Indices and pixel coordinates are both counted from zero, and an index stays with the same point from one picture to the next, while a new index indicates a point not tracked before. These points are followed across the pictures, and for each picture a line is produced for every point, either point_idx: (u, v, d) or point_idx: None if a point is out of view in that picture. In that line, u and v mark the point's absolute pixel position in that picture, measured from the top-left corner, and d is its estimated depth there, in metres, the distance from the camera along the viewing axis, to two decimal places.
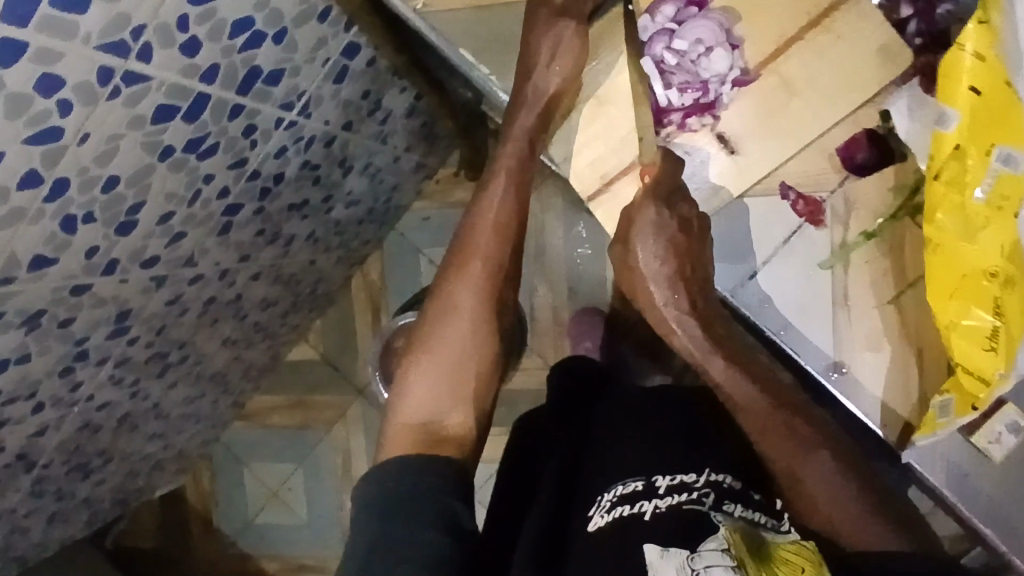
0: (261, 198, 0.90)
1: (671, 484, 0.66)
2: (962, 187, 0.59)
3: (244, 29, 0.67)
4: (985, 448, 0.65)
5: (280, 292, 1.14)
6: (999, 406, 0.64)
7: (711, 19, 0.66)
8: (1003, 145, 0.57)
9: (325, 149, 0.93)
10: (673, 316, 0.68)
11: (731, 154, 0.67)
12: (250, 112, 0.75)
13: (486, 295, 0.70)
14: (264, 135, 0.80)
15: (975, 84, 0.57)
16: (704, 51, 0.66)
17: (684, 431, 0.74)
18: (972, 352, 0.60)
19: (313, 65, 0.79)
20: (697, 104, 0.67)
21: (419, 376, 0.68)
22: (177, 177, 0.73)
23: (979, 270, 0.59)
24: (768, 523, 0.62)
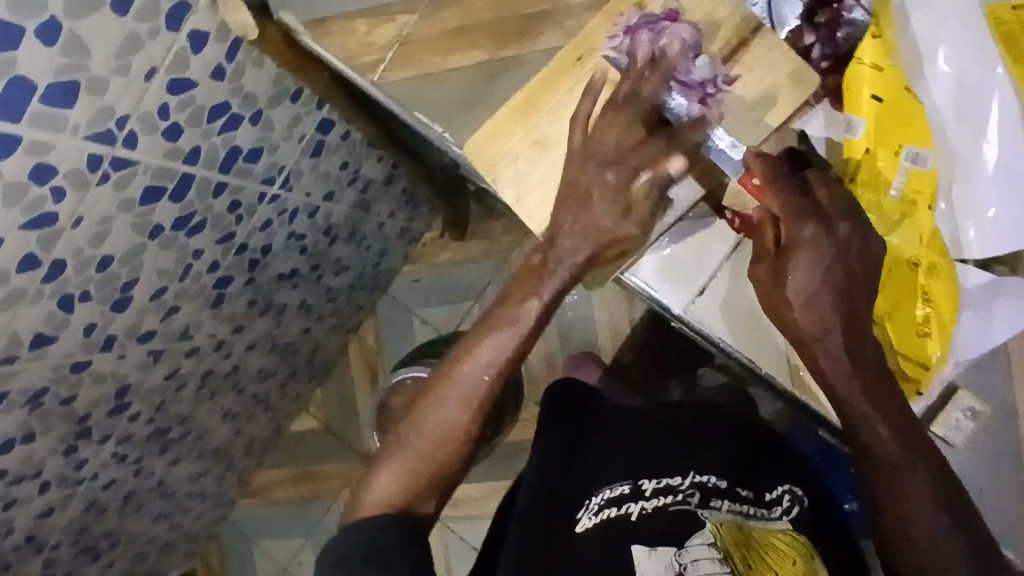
0: (250, 270, 0.95)
1: (656, 487, 0.71)
2: (878, 186, 0.64)
3: (222, 113, 0.73)
4: (946, 435, 0.65)
5: (277, 362, 1.18)
6: (953, 392, 0.65)
7: (683, 30, 0.61)
8: (909, 146, 0.64)
9: (309, 220, 0.99)
10: (815, 321, 0.60)
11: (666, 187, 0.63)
12: (233, 188, 0.82)
13: (474, 429, 0.63)
14: (248, 209, 0.86)
15: (875, 92, 0.64)
16: (692, 55, 0.61)
17: (675, 433, 0.78)
18: (908, 339, 0.64)
19: (290, 141, 0.85)
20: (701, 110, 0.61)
21: (404, 455, 0.64)
22: (167, 254, 0.79)
23: (904, 261, 0.64)
24: (757, 513, 0.70)
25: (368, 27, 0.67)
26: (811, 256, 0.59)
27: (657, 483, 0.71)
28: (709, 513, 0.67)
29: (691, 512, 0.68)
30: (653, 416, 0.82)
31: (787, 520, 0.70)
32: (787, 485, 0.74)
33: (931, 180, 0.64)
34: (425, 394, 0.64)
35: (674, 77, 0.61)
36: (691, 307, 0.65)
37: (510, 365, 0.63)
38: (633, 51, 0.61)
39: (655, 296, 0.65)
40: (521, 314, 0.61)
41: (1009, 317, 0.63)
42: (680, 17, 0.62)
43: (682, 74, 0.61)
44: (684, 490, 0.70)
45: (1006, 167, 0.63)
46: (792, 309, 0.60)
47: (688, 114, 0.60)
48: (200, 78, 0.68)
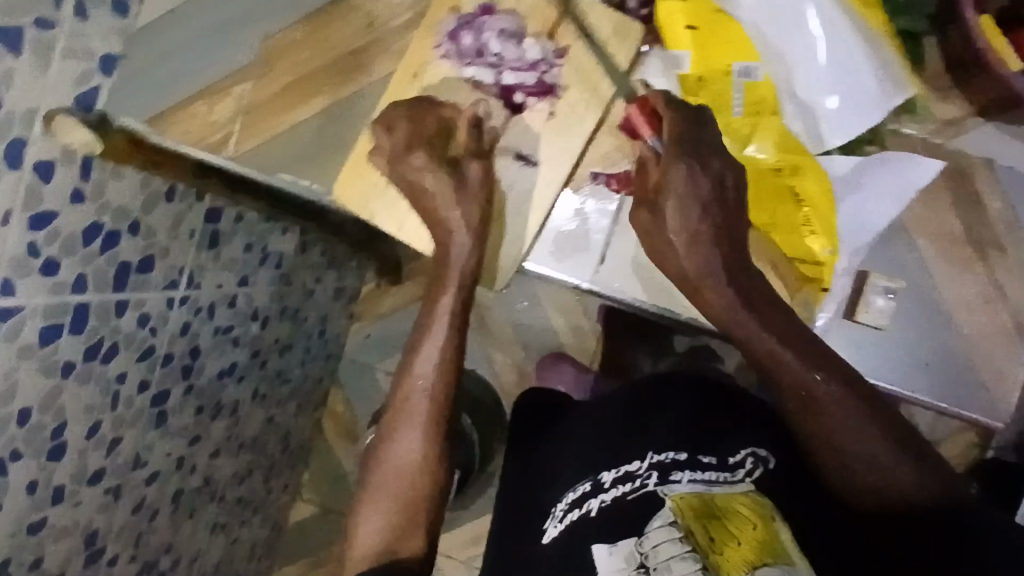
0: (185, 377, 0.94)
1: (615, 477, 0.72)
2: (722, 106, 0.71)
3: (96, 234, 0.72)
4: (867, 319, 0.73)
5: (250, 459, 1.16)
6: (867, 277, 0.74)
7: (504, 20, 0.67)
8: (739, 62, 0.71)
9: (230, 310, 0.99)
10: (698, 261, 0.67)
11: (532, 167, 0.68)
12: (135, 303, 0.81)
13: (437, 446, 0.70)
14: (159, 319, 0.86)
15: (690, 24, 0.69)
16: (517, 41, 0.67)
17: (635, 412, 0.79)
18: (795, 237, 0.71)
19: (180, 240, 0.85)
20: (537, 86, 0.67)
21: (376, 506, 0.68)
22: (88, 388, 0.78)
23: (767, 171, 0.71)
24: (721, 477, 0.69)
25: (206, 106, 0.66)
26: (682, 185, 0.67)
27: (614, 473, 0.73)
28: (668, 489, 0.68)
29: (650, 494, 0.68)
30: (613, 397, 0.83)
31: (750, 481, 0.69)
32: (751, 447, 0.73)
33: (766, 88, 0.71)
34: (387, 434, 0.71)
35: (506, 62, 0.67)
36: (596, 276, 0.72)
37: (448, 373, 0.71)
38: (463, 59, 0.67)
39: (561, 277, 0.73)
40: (436, 314, 0.72)
41: (885, 206, 0.73)
42: (493, 9, 0.67)
43: (512, 59, 0.67)
44: (641, 474, 0.71)
45: (836, 47, 0.71)
46: (677, 254, 0.68)
47: (537, 100, 0.67)
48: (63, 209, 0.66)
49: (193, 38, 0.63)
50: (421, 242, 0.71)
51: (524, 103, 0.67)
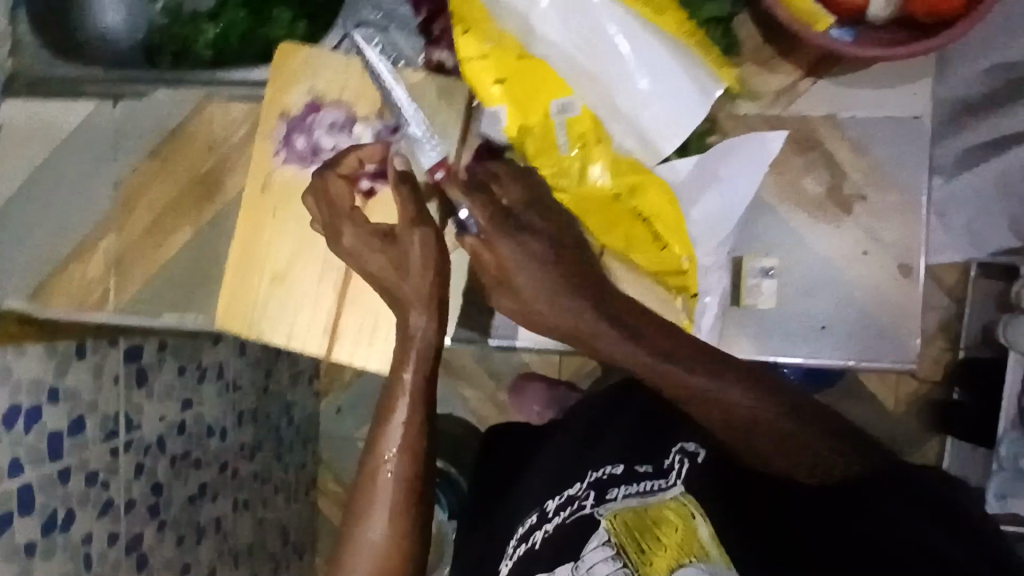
0: (155, 514, 0.95)
1: (558, 504, 0.69)
2: (545, 154, 0.55)
3: (16, 416, 0.73)
4: (753, 304, 0.61)
5: (252, 566, 1.17)
6: (740, 262, 0.61)
7: (335, 117, 0.62)
8: (556, 99, 0.55)
9: (182, 435, 1.00)
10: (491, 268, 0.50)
11: None
12: (78, 464, 0.82)
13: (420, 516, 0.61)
14: (109, 471, 0.87)
15: (498, 76, 0.54)
16: (348, 127, 0.62)
17: (587, 428, 0.78)
18: (656, 257, 0.55)
19: (106, 390, 0.86)
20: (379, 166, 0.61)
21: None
22: (54, 561, 0.79)
23: (608, 199, 0.55)
24: (654, 486, 0.64)
25: (81, 270, 0.67)
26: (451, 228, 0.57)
27: (557, 499, 0.70)
28: (604, 509, 0.64)
29: (586, 516, 0.64)
30: (574, 419, 0.82)
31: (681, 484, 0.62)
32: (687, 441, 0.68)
33: (588, 120, 0.55)
34: (353, 515, 0.60)
35: (344, 154, 0.61)
36: None
37: (421, 446, 0.59)
38: (304, 161, 0.62)
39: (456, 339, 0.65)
40: (402, 388, 0.57)
41: (746, 171, 0.59)
42: (321, 103, 0.62)
43: (349, 148, 0.61)
44: (581, 495, 0.68)
45: (647, 60, 0.57)
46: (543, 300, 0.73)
47: (380, 184, 0.61)
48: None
49: (64, 210, 0.67)
50: (296, 339, 0.63)
51: (370, 190, 0.61)
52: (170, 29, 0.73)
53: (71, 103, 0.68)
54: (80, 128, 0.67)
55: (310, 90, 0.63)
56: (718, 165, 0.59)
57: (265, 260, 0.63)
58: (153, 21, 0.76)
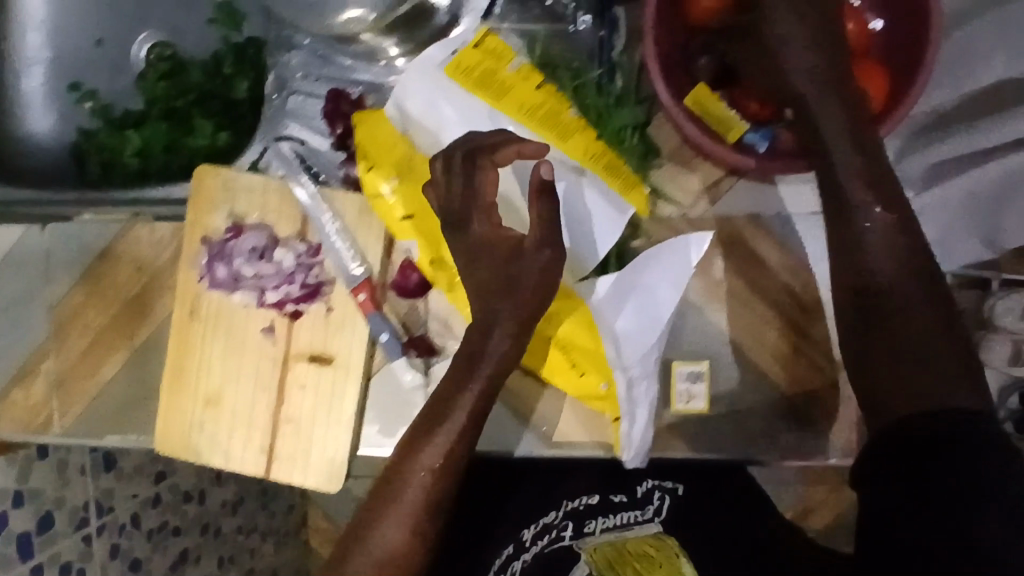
0: None
1: (534, 533, 0.68)
2: (457, 287, 0.56)
3: None
4: (685, 409, 0.61)
5: None
6: (668, 368, 0.61)
7: (255, 241, 0.62)
8: (467, 229, 0.56)
9: (159, 508, 1.01)
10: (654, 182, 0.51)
11: (330, 364, 0.62)
12: (51, 559, 0.83)
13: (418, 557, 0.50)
14: (83, 558, 0.88)
15: (407, 211, 0.55)
16: (269, 251, 0.62)
17: (543, 481, 0.71)
18: (573, 382, 0.59)
19: (74, 480, 0.87)
20: (301, 292, 0.62)
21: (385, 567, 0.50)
22: None
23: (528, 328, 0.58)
24: (632, 517, 0.67)
25: (21, 393, 0.67)
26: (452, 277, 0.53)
27: (533, 527, 0.68)
28: (583, 542, 0.65)
29: (567, 548, 0.66)
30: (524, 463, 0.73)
31: (659, 520, 0.67)
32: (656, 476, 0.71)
33: None
34: (365, 512, 0.51)
35: (266, 280, 0.62)
36: None
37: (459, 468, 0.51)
38: (228, 287, 0.62)
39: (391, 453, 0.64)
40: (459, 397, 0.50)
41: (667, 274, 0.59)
42: (242, 226, 0.62)
43: (271, 274, 0.62)
44: (558, 523, 0.68)
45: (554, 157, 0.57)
46: None
47: (307, 306, 0.62)
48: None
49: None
50: (234, 461, 0.63)
51: (297, 312, 0.62)
52: (97, 137, 0.72)
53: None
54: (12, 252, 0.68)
55: (230, 215, 0.62)
56: (645, 273, 0.59)
57: (199, 385, 0.63)
58: (78, 125, 0.74)
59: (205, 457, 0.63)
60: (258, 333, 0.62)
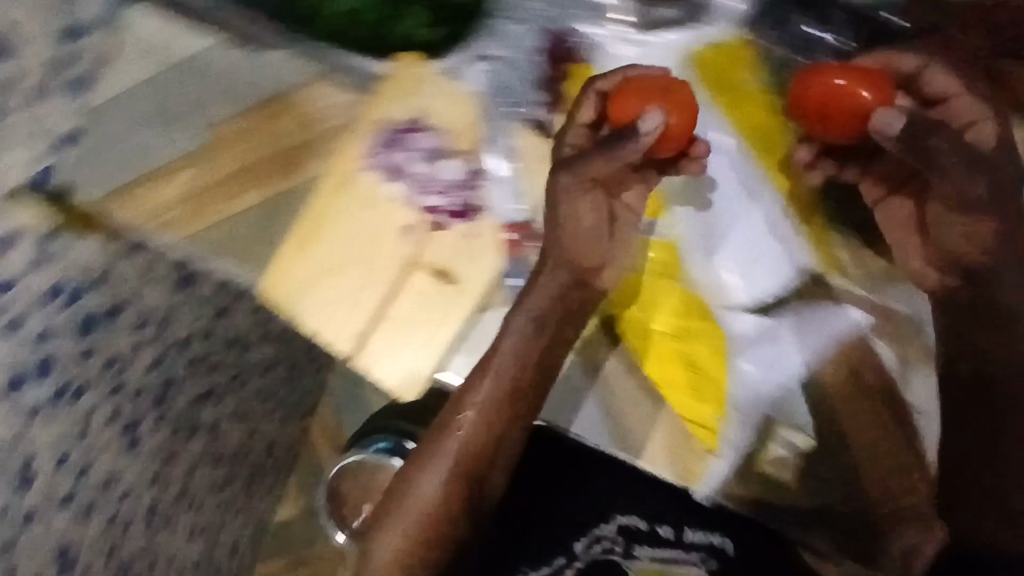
0: (158, 404, 1.02)
1: (586, 544, 0.77)
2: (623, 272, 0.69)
3: None
4: (769, 467, 0.70)
5: (229, 471, 1.26)
6: (771, 428, 0.69)
7: (430, 148, 0.69)
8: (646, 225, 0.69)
9: (208, 341, 1.06)
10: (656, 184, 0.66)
11: (450, 282, 0.67)
12: (105, 346, 0.87)
13: (436, 510, 0.63)
14: (131, 356, 0.92)
15: None
16: (437, 162, 0.69)
17: (602, 492, 0.78)
18: (689, 404, 0.69)
19: (153, 287, 0.91)
20: (453, 205, 0.68)
21: (391, 541, 0.64)
22: (56, 426, 0.85)
23: (665, 334, 0.69)
24: (673, 556, 0.75)
25: (143, 188, 0.68)
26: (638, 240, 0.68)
27: (584, 540, 0.77)
28: (632, 564, 0.75)
29: (616, 562, 0.76)
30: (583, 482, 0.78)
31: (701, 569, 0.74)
32: (710, 531, 0.76)
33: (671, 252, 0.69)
34: (413, 459, 0.65)
35: (424, 183, 0.69)
36: None
37: (491, 428, 0.64)
38: (388, 174, 0.69)
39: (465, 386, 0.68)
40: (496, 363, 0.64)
41: (817, 336, 0.67)
42: (422, 126, 0.70)
43: (432, 179, 0.69)
44: (610, 537, 0.76)
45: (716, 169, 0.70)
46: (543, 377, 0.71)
47: (451, 221, 0.68)
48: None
49: (129, 121, 0.69)
50: (326, 330, 0.66)
51: (437, 223, 0.68)
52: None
53: (186, 32, 0.69)
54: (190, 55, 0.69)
55: (416, 112, 0.70)
56: (748, 199, 0.69)
57: (327, 246, 0.68)
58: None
59: (301, 316, 0.67)
60: (395, 227, 0.68)
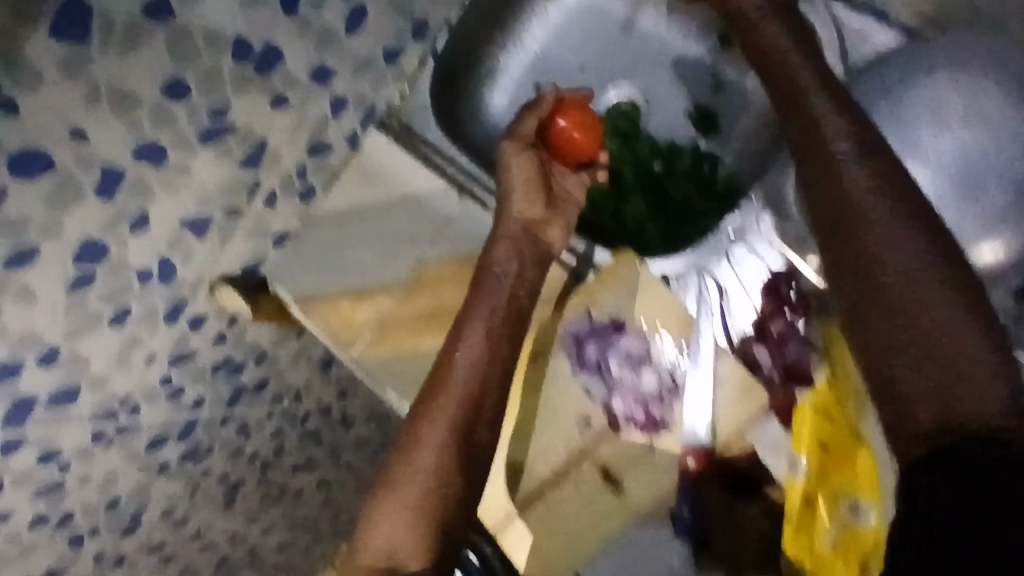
0: (262, 471, 1.06)
1: None
2: (811, 531, 0.65)
3: (223, 366, 0.83)
4: None
5: (297, 533, 1.30)
6: None
7: (631, 351, 0.71)
8: (852, 496, 0.65)
9: (323, 416, 1.10)
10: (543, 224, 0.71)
11: (620, 490, 0.68)
12: (240, 414, 0.92)
13: (446, 453, 0.60)
14: (257, 426, 0.97)
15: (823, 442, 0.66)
16: (635, 367, 0.70)
17: None
18: None
19: (297, 367, 0.95)
20: (644, 415, 0.70)
21: (391, 515, 0.58)
22: (174, 481, 0.90)
23: None
24: None
25: (350, 305, 0.74)
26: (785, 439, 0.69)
27: None
28: None
29: None
30: None
31: None
32: None
33: (868, 540, 0.64)
34: (396, 457, 0.61)
35: (620, 386, 0.70)
36: None
37: (454, 435, 0.61)
38: (586, 368, 0.70)
39: None
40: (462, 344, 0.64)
41: None
42: (625, 327, 0.71)
43: (627, 383, 0.70)
44: None
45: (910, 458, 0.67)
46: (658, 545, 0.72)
47: (639, 430, 0.69)
48: (200, 361, 0.79)
49: (360, 247, 0.76)
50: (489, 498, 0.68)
51: (624, 428, 0.69)
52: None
53: (416, 175, 0.75)
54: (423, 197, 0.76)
55: (620, 311, 0.71)
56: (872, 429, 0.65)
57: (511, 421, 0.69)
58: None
59: None
60: (581, 420, 0.69)
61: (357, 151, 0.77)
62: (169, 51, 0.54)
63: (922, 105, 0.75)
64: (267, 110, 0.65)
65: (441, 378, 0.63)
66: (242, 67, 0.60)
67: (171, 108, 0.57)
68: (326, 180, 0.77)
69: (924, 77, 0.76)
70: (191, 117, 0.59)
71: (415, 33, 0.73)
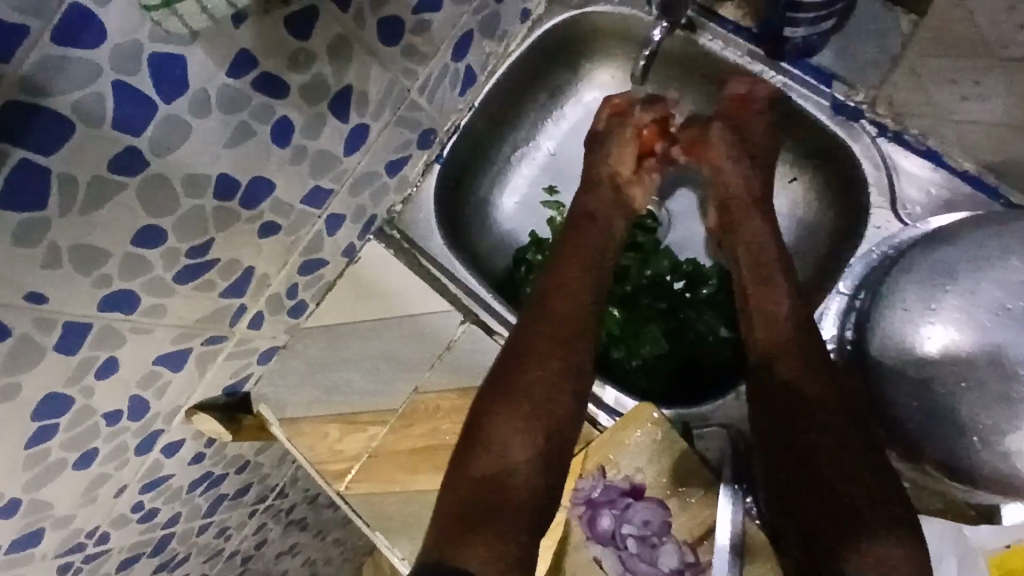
0: (243, 563, 1.00)
1: None
2: None
3: (202, 481, 0.77)
4: None
5: None
6: None
7: (649, 517, 0.56)
8: None
9: (309, 504, 1.04)
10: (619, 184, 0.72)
11: None
12: (219, 519, 0.87)
13: (550, 382, 0.58)
14: (237, 525, 0.91)
15: None
16: (654, 538, 0.56)
17: None
18: None
19: (282, 467, 0.89)
20: None
21: (504, 415, 0.57)
22: None
23: None
24: None
25: (339, 433, 0.68)
26: None
27: None
28: None
29: None
30: None
31: None
32: None
33: None
34: (495, 387, 0.59)
35: (633, 560, 0.55)
36: None
37: (561, 375, 0.59)
38: (593, 536, 0.56)
39: None
40: (558, 310, 0.61)
41: None
42: (644, 492, 0.57)
43: (643, 557, 0.55)
44: None
45: None
46: None
47: None
48: (177, 481, 0.74)
49: (355, 367, 0.70)
50: None
51: None
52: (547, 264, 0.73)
53: (419, 292, 0.70)
54: (422, 318, 0.69)
55: (638, 472, 0.57)
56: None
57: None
58: (535, 232, 0.78)
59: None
60: None
61: (354, 262, 0.72)
62: (144, 200, 0.48)
63: (982, 297, 0.50)
64: (254, 240, 0.59)
65: (512, 398, 0.58)
66: (226, 205, 0.54)
67: (146, 256, 0.51)
68: (317, 294, 0.71)
69: (1001, 260, 0.50)
70: (166, 261, 0.53)
71: (421, 142, 0.68)
